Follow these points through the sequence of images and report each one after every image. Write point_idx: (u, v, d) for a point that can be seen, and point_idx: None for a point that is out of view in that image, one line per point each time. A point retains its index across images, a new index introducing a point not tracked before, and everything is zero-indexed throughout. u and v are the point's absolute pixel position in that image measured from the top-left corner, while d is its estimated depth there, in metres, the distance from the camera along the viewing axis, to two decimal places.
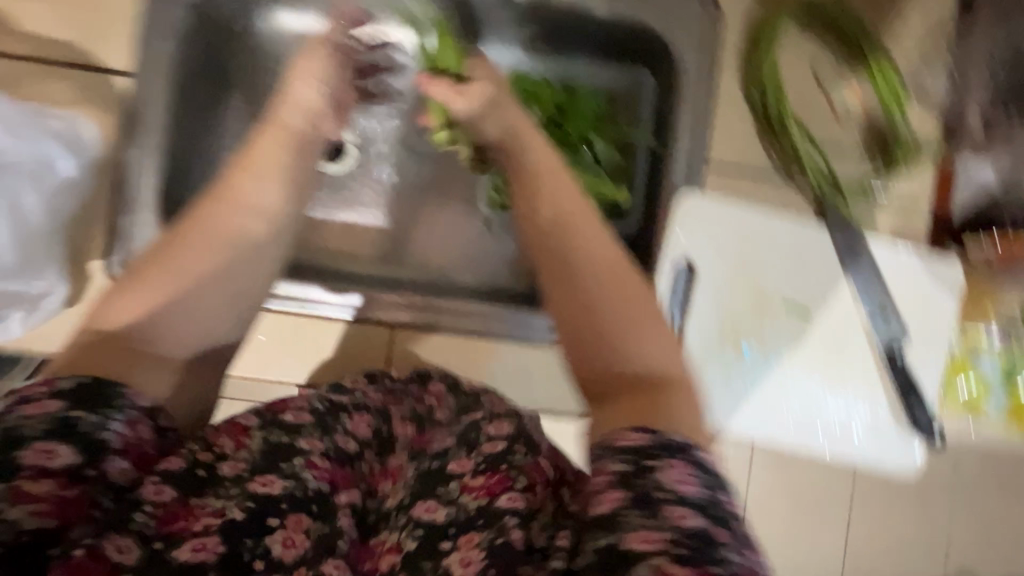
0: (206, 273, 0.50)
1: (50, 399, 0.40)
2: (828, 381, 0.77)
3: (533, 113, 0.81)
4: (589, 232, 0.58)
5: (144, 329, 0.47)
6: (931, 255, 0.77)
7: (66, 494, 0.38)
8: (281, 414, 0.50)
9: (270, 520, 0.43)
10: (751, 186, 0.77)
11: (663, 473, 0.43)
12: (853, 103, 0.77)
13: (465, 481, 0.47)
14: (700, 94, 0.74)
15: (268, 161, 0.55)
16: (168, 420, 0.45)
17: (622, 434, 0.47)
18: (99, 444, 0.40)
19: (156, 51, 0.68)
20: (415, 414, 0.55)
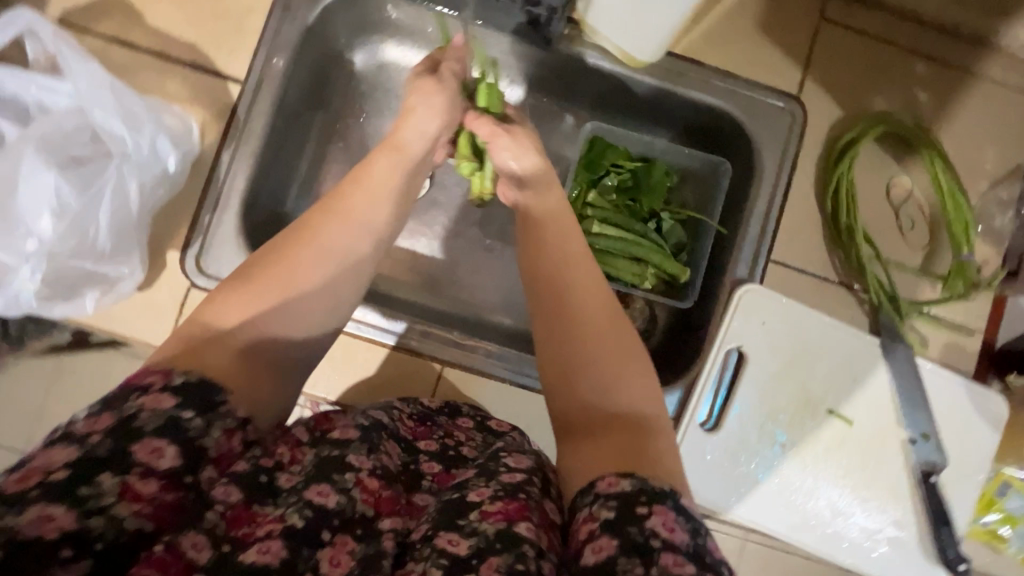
0: (309, 289, 0.55)
1: (165, 395, 0.42)
2: (861, 491, 0.75)
3: (607, 182, 0.82)
4: (616, 321, 0.58)
5: (250, 332, 0.51)
6: (977, 387, 0.76)
7: (165, 497, 0.40)
8: (331, 432, 0.48)
9: (324, 533, 0.41)
10: (809, 286, 0.78)
11: (650, 520, 0.41)
12: (919, 224, 0.79)
13: (484, 508, 0.43)
14: (772, 190, 0.77)
15: (376, 188, 0.63)
16: (253, 434, 0.47)
17: (606, 481, 0.46)
18: (199, 449, 0.42)
19: (271, 64, 0.72)
20: (442, 453, 0.55)
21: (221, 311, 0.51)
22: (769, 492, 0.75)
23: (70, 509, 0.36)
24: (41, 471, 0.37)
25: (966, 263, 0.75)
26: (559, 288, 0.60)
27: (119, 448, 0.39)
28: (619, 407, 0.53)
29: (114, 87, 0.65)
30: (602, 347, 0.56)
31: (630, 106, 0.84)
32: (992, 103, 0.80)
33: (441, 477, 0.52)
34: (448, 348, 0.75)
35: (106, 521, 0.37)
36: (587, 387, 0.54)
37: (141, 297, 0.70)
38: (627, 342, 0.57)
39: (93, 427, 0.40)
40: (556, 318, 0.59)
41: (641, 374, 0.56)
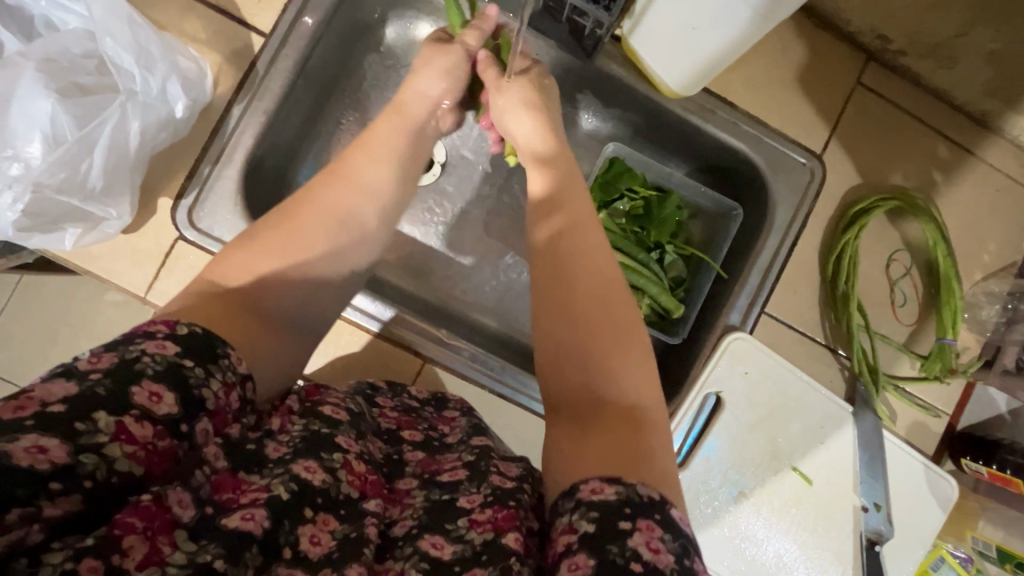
0: (315, 257, 0.55)
1: (168, 343, 0.41)
2: (808, 547, 0.77)
3: (619, 206, 0.82)
4: (620, 329, 0.54)
5: (257, 292, 0.50)
6: (934, 467, 0.78)
7: (159, 443, 0.37)
8: (321, 405, 0.49)
9: (306, 510, 0.40)
10: (798, 344, 0.79)
11: (633, 537, 0.37)
12: (911, 302, 0.80)
13: (473, 517, 0.42)
14: (779, 243, 0.77)
15: (382, 146, 0.62)
16: (250, 394, 0.46)
17: (590, 486, 0.42)
18: (198, 401, 0.40)
19: (301, 22, 0.68)
20: (425, 446, 0.54)
21: (230, 271, 0.51)
22: (721, 536, 0.76)
23: (63, 443, 0.34)
24: (37, 402, 0.35)
25: (948, 347, 0.77)
26: (562, 288, 0.56)
27: (118, 389, 0.37)
28: (617, 397, 0.50)
29: (131, 19, 0.61)
30: (596, 364, 0.52)
31: (655, 133, 0.83)
32: (1003, 197, 0.82)
33: (426, 462, 0.51)
34: (434, 345, 0.74)
35: (97, 461, 0.35)
36: None
37: (123, 241, 0.67)
38: (632, 341, 0.54)
39: (93, 366, 0.38)
40: (562, 319, 0.55)
41: (639, 358, 0.53)
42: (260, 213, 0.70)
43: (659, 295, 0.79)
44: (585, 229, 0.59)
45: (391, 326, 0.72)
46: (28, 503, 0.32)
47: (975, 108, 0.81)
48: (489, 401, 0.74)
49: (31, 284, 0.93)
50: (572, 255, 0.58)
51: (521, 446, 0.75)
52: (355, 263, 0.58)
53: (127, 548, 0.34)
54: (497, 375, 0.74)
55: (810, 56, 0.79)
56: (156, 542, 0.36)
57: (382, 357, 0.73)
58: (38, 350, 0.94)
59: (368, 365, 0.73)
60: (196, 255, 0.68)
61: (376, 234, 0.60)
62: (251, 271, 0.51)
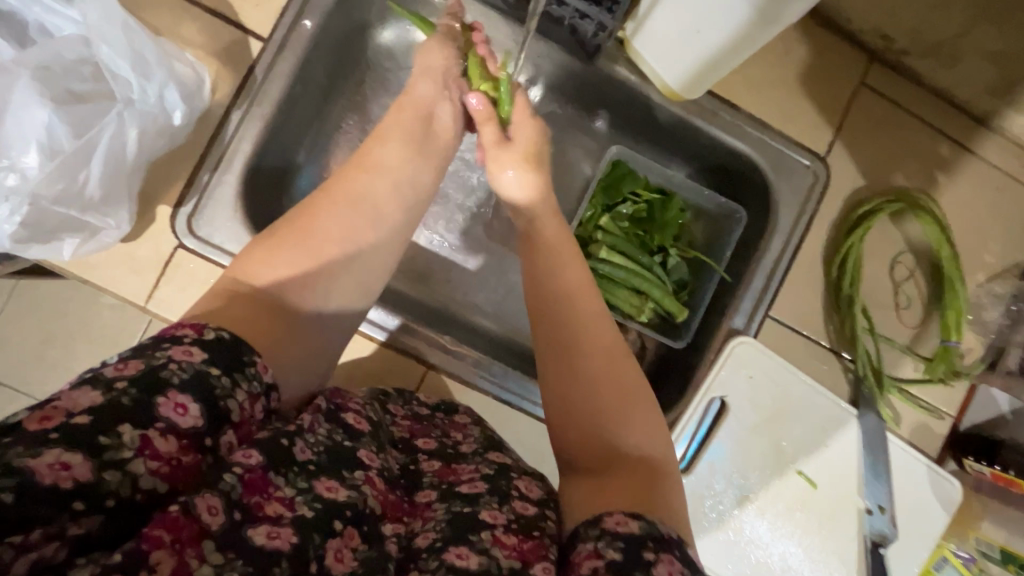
0: (331, 261, 0.53)
1: (195, 350, 0.40)
2: (812, 550, 0.77)
3: (623, 210, 0.81)
4: (619, 356, 0.55)
5: (281, 294, 0.50)
6: (938, 468, 0.78)
7: (183, 458, 0.37)
8: (344, 411, 0.48)
9: (335, 523, 0.39)
10: (802, 347, 0.79)
11: (657, 569, 0.38)
12: (915, 304, 0.80)
13: (497, 534, 0.41)
14: (782, 245, 0.77)
15: (399, 135, 0.61)
16: (273, 404, 0.45)
17: (614, 518, 0.42)
18: (223, 413, 0.39)
19: (300, 26, 0.68)
20: (440, 454, 0.53)
21: (254, 270, 0.50)
22: (725, 539, 0.76)
23: (88, 460, 0.33)
24: (63, 412, 0.34)
25: (952, 349, 0.77)
26: (555, 321, 0.57)
27: (144, 399, 0.36)
28: (622, 440, 0.51)
29: (126, 24, 0.60)
30: (608, 386, 0.53)
31: (657, 135, 0.83)
32: (1005, 197, 0.82)
33: (442, 471, 0.50)
34: (437, 352, 0.73)
35: (121, 478, 0.34)
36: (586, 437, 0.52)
37: (122, 250, 0.66)
38: (629, 374, 0.54)
39: (121, 373, 0.37)
40: (556, 345, 0.56)
41: (642, 396, 0.54)
42: (260, 219, 0.70)
43: (663, 299, 0.79)
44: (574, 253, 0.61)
45: (392, 333, 0.71)
46: (50, 523, 0.32)
47: (978, 108, 0.80)
48: (492, 407, 0.74)
49: (28, 289, 0.93)
50: (562, 274, 0.59)
51: (525, 453, 0.75)
52: (376, 270, 0.57)
53: (156, 564, 0.33)
54: (500, 381, 0.74)
55: (813, 56, 0.79)
56: (184, 555, 0.34)
57: (384, 365, 0.72)
58: (33, 357, 0.93)
59: (371, 372, 0.72)
60: (196, 262, 0.67)
61: (398, 235, 0.59)
62: (276, 273, 0.50)
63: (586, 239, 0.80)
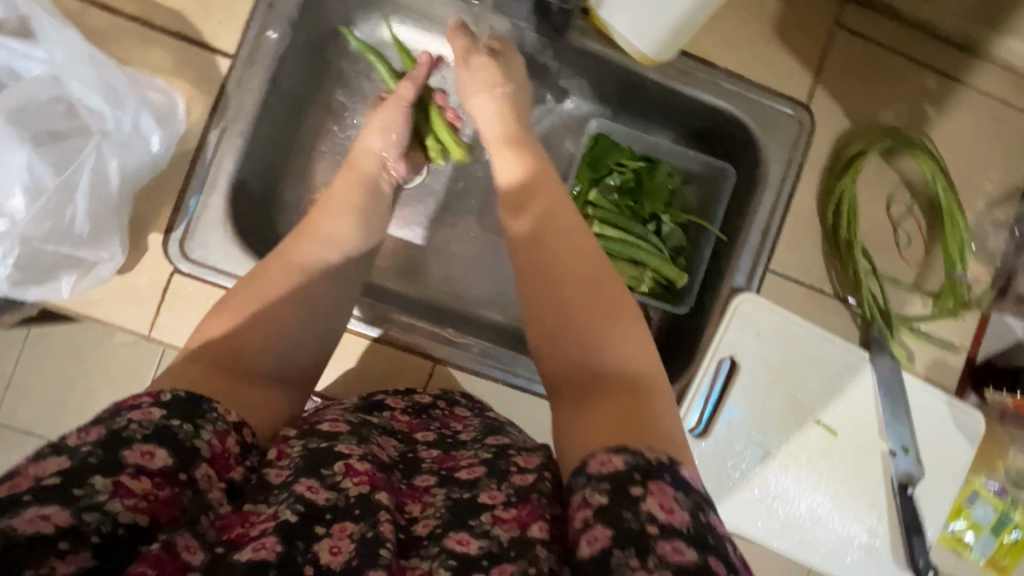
0: (279, 299, 0.54)
1: (154, 407, 0.40)
2: (839, 498, 0.77)
3: (610, 181, 0.80)
4: (603, 292, 0.53)
5: (233, 345, 0.50)
6: (959, 403, 0.77)
7: (160, 493, 0.36)
8: (319, 424, 0.47)
9: (317, 526, 0.37)
10: (807, 298, 0.78)
11: (646, 502, 0.36)
12: (916, 242, 0.79)
13: (497, 512, 0.40)
14: (774, 199, 0.76)
15: (341, 206, 0.63)
16: (251, 438, 0.45)
17: (598, 460, 0.41)
18: (192, 449, 0.39)
19: (264, 39, 0.68)
20: (440, 445, 0.51)
21: (205, 333, 0.51)
22: (752, 498, 0.76)
23: (65, 508, 0.33)
24: (31, 477, 0.34)
25: (959, 281, 0.76)
26: (535, 262, 0.56)
27: (108, 455, 0.36)
28: (611, 368, 0.49)
29: (94, 59, 0.62)
30: (585, 312, 0.52)
31: (637, 104, 0.82)
32: (998, 122, 0.80)
33: (441, 459, 0.49)
34: (442, 346, 0.73)
35: (100, 517, 0.34)
36: (573, 364, 0.50)
37: (121, 282, 0.67)
38: (610, 300, 0.52)
39: (83, 440, 0.36)
40: (542, 307, 0.54)
41: (627, 328, 0.51)
42: (252, 236, 0.70)
43: (661, 267, 0.78)
44: (556, 210, 0.58)
45: (390, 333, 0.72)
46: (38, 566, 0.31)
47: (959, 35, 0.79)
48: (504, 393, 0.74)
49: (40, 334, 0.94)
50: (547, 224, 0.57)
51: (542, 434, 0.75)
52: (330, 296, 0.58)
53: None
54: (509, 367, 0.74)
55: (785, 4, 0.77)
56: None
57: (393, 365, 0.73)
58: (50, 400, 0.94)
59: (375, 372, 0.73)
60: (194, 286, 0.68)
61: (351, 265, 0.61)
62: (224, 328, 0.51)
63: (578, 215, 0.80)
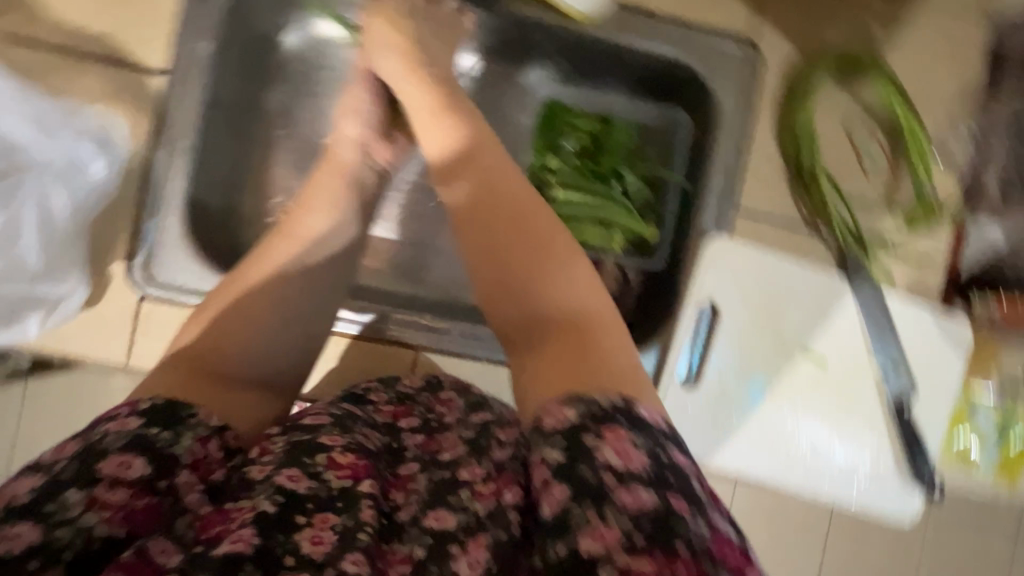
0: (254, 290, 0.52)
1: (132, 416, 0.40)
2: (838, 428, 0.77)
3: (567, 146, 0.80)
4: (536, 233, 0.52)
5: (212, 344, 0.49)
6: (945, 315, 0.78)
7: (139, 502, 0.37)
8: (301, 419, 0.46)
9: (297, 517, 0.37)
10: (778, 233, 0.78)
11: (600, 452, 0.38)
12: (880, 162, 0.79)
13: (475, 488, 0.43)
14: (733, 139, 0.75)
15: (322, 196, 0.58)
16: (235, 441, 0.44)
17: (548, 412, 0.42)
18: (170, 458, 0.39)
19: (195, 50, 0.67)
20: (425, 426, 0.51)
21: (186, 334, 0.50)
22: (753, 440, 0.76)
23: (36, 524, 0.34)
24: (8, 496, 0.35)
25: (927, 195, 0.77)
26: (468, 211, 0.54)
27: (84, 469, 0.36)
28: (555, 310, 0.49)
29: (21, 93, 0.63)
30: (523, 258, 0.51)
31: (583, 64, 0.79)
32: (946, 29, 0.79)
33: (426, 446, 0.49)
34: (422, 333, 0.72)
35: (74, 531, 0.34)
36: (517, 310, 0.51)
37: (92, 314, 0.67)
38: (546, 239, 0.52)
39: (60, 456, 0.37)
40: (489, 265, 0.52)
41: (566, 265, 0.51)
42: (216, 251, 0.70)
43: (630, 223, 0.78)
44: (489, 161, 0.54)
45: (369, 327, 0.71)
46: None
47: None
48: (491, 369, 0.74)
49: None
50: (478, 177, 0.54)
51: None
52: (308, 284, 0.54)
53: None
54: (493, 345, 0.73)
55: None
56: None
57: (379, 357, 0.74)
58: None
59: (359, 367, 0.74)
60: (166, 309, 0.68)
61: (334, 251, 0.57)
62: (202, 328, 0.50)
63: (542, 184, 0.79)
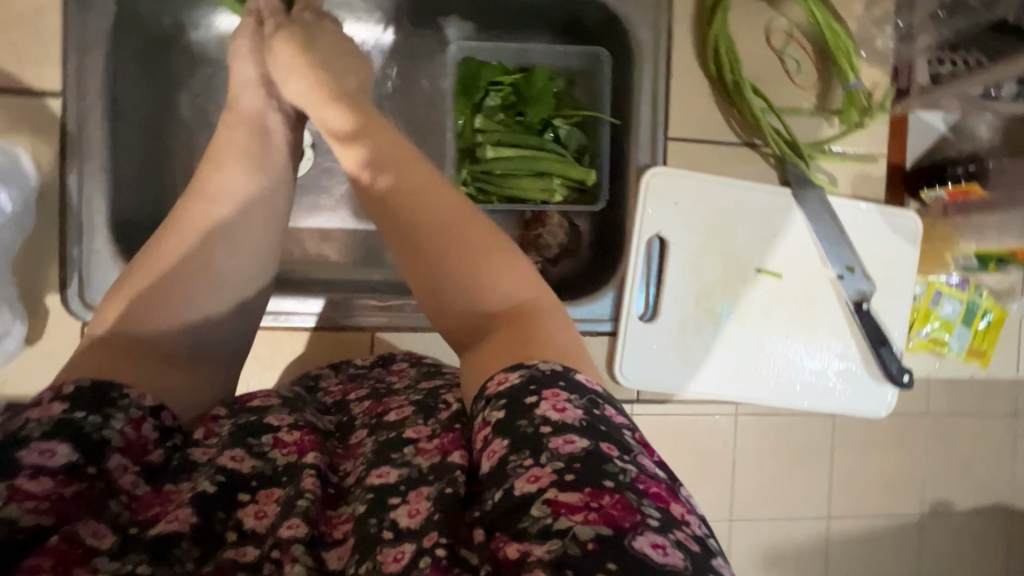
0: (178, 261, 0.50)
1: (53, 402, 0.37)
2: (803, 336, 0.78)
3: (491, 102, 0.78)
4: (460, 221, 0.47)
5: (138, 320, 0.47)
6: (888, 209, 0.78)
7: (65, 489, 0.33)
8: (248, 401, 0.45)
9: (241, 495, 0.37)
10: (717, 154, 0.77)
11: (540, 406, 0.35)
12: (806, 66, 0.78)
13: (420, 445, 0.39)
14: (653, 66, 0.74)
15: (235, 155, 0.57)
16: (172, 422, 0.42)
17: (495, 380, 0.38)
18: (102, 441, 0.36)
19: (87, 63, 0.64)
20: (372, 395, 0.49)
21: (104, 313, 0.47)
22: (722, 363, 0.77)
23: None
24: None
25: (856, 91, 0.75)
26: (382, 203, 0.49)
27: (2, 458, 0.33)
28: (493, 298, 0.45)
29: None
30: (448, 246, 0.46)
31: (494, 14, 0.78)
32: None
33: (372, 408, 0.46)
34: (376, 314, 0.72)
35: None
36: (456, 301, 0.46)
37: (39, 350, 0.66)
38: (470, 228, 0.47)
39: None
40: (411, 254, 0.48)
41: (497, 251, 0.46)
42: None
43: (567, 170, 0.77)
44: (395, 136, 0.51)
45: (323, 316, 0.71)
46: None
47: None
48: None
49: None
50: (385, 157, 0.50)
51: None
52: (236, 254, 0.54)
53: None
54: None
55: None
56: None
57: (336, 346, 0.72)
58: None
59: (320, 357, 0.72)
60: None
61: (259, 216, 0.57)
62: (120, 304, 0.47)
63: (473, 147, 0.78)
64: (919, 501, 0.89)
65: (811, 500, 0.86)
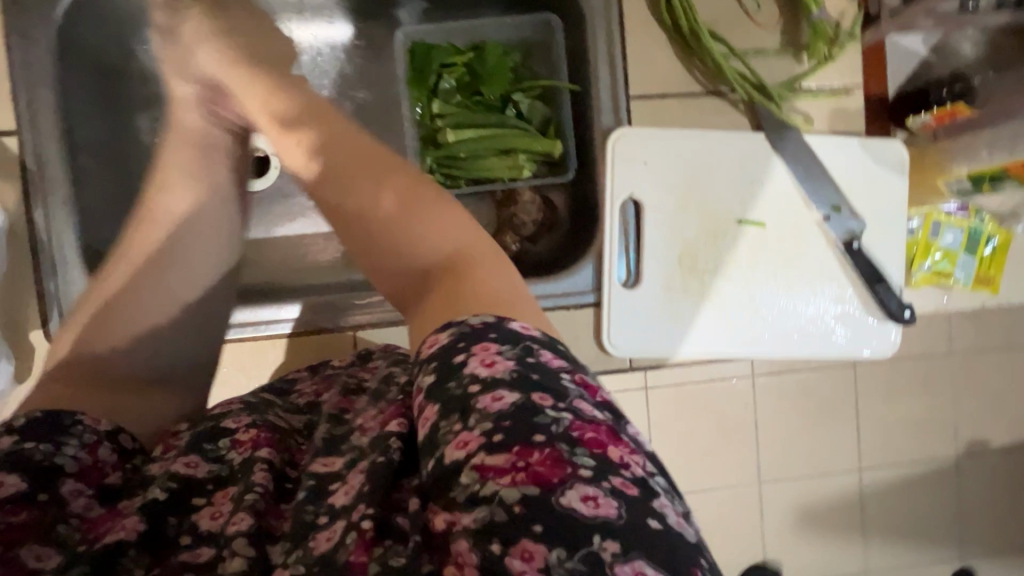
0: (125, 283, 0.52)
1: (4, 436, 0.38)
2: (794, 284, 0.75)
3: (446, 85, 0.77)
4: (401, 185, 0.48)
5: (97, 345, 0.49)
6: (870, 140, 0.75)
7: (14, 518, 0.34)
8: (212, 411, 0.46)
9: (193, 500, 0.37)
10: (684, 108, 0.75)
11: (470, 364, 0.35)
12: (765, 4, 0.74)
13: (365, 425, 0.40)
14: (605, 25, 0.71)
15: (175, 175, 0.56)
16: (132, 444, 0.43)
17: (430, 340, 0.39)
18: (52, 469, 0.37)
19: (35, 98, 0.64)
20: (345, 390, 0.48)
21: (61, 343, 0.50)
22: (714, 321, 0.75)
23: None
24: None
25: (820, 23, 0.72)
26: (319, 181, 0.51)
27: None
28: (430, 257, 0.45)
29: None
30: (387, 212, 0.47)
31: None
32: None
33: (341, 405, 0.45)
34: (359, 312, 0.72)
35: None
36: (397, 266, 0.47)
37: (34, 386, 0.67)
38: (410, 189, 0.48)
39: None
40: (354, 231, 0.49)
41: (437, 211, 0.47)
42: None
43: (531, 144, 0.75)
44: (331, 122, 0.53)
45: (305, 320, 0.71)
46: None
47: None
48: None
49: None
50: (320, 137, 0.52)
51: None
52: (185, 274, 0.55)
53: None
54: None
55: None
56: None
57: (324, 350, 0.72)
58: None
59: (307, 362, 0.72)
60: None
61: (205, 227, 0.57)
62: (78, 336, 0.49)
63: (433, 133, 0.77)
64: (948, 440, 0.86)
65: (839, 452, 0.84)
